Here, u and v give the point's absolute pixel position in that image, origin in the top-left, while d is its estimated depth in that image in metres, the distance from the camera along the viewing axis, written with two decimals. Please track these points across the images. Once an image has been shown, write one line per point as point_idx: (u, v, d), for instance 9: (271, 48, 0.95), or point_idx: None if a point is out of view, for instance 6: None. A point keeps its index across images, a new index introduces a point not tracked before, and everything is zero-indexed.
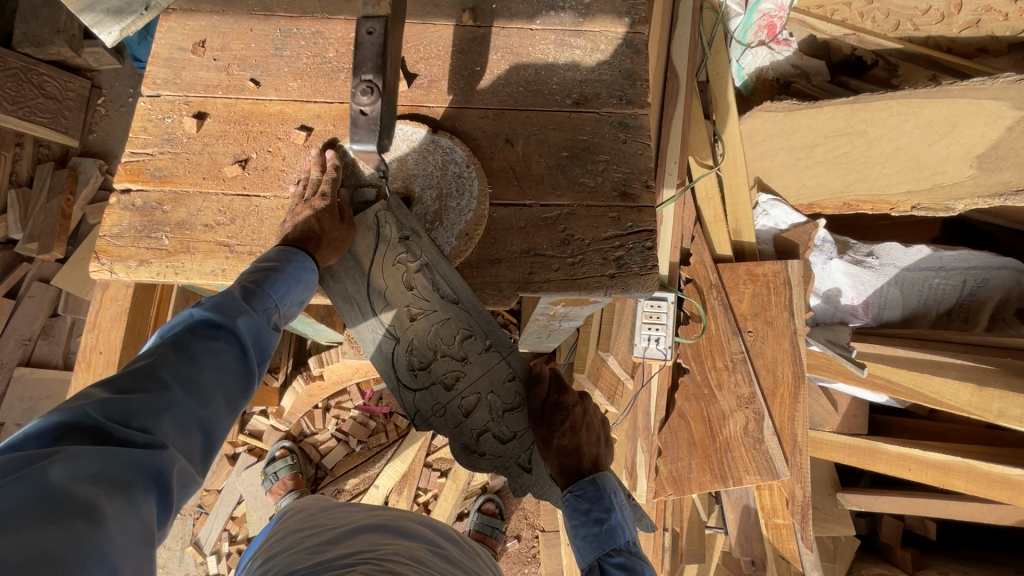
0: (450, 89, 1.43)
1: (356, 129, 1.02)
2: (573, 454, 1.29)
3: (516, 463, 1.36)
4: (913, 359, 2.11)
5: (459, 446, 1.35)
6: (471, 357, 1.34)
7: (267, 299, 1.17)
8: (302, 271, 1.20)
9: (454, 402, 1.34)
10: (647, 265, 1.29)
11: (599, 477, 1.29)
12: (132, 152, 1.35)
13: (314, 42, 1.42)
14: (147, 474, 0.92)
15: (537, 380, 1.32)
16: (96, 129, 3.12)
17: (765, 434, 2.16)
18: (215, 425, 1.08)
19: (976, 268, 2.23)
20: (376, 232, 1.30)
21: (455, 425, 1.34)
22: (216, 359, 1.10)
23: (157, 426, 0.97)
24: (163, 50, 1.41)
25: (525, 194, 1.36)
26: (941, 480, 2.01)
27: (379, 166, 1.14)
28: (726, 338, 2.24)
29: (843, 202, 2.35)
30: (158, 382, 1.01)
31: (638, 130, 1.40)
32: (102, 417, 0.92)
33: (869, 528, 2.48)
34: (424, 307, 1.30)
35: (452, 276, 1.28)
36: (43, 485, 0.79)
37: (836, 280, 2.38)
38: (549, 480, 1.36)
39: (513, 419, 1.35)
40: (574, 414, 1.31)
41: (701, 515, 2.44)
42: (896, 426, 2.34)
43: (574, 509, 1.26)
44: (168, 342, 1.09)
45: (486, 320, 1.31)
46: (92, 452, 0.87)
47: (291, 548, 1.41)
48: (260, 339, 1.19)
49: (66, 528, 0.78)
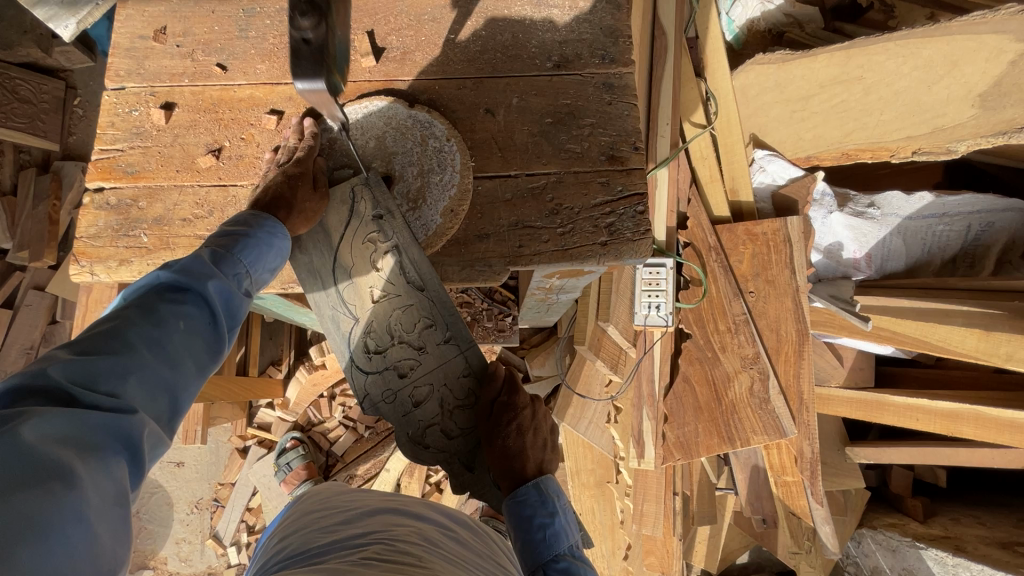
0: (426, 60, 1.37)
1: (299, 61, 0.96)
2: (516, 458, 1.21)
3: (458, 461, 1.29)
4: (918, 309, 2.08)
5: (405, 436, 1.30)
6: (429, 346, 1.29)
7: (237, 264, 1.13)
8: (272, 236, 1.17)
9: (404, 391, 1.28)
10: (639, 230, 1.25)
11: (541, 480, 1.24)
12: (102, 149, 1.30)
13: (279, 20, 1.36)
14: (117, 437, 0.90)
15: (490, 377, 1.26)
16: (75, 131, 3.05)
17: (771, 393, 2.15)
18: (186, 389, 1.05)
19: (980, 211, 2.17)
20: (350, 207, 1.27)
21: (403, 414, 1.29)
22: (184, 324, 1.05)
23: (125, 390, 0.95)
24: (123, 39, 1.35)
25: (509, 165, 1.31)
26: (949, 428, 1.99)
27: (333, 108, 1.09)
28: (727, 300, 2.21)
29: (841, 152, 2.32)
30: (126, 345, 0.98)
31: (623, 90, 1.35)
32: (66, 380, 0.90)
33: (879, 480, 2.47)
34: (388, 290, 1.26)
35: (421, 261, 1.24)
36: (16, 446, 0.78)
37: (838, 234, 2.35)
38: (491, 482, 1.28)
39: (462, 415, 1.28)
40: (523, 416, 1.24)
41: (711, 478, 2.43)
42: (903, 377, 2.32)
43: (516, 517, 1.20)
44: (133, 304, 1.04)
45: (449, 307, 1.27)
46: (61, 414, 0.85)
47: (305, 528, 1.42)
48: (232, 306, 1.14)
49: (40, 491, 0.77)
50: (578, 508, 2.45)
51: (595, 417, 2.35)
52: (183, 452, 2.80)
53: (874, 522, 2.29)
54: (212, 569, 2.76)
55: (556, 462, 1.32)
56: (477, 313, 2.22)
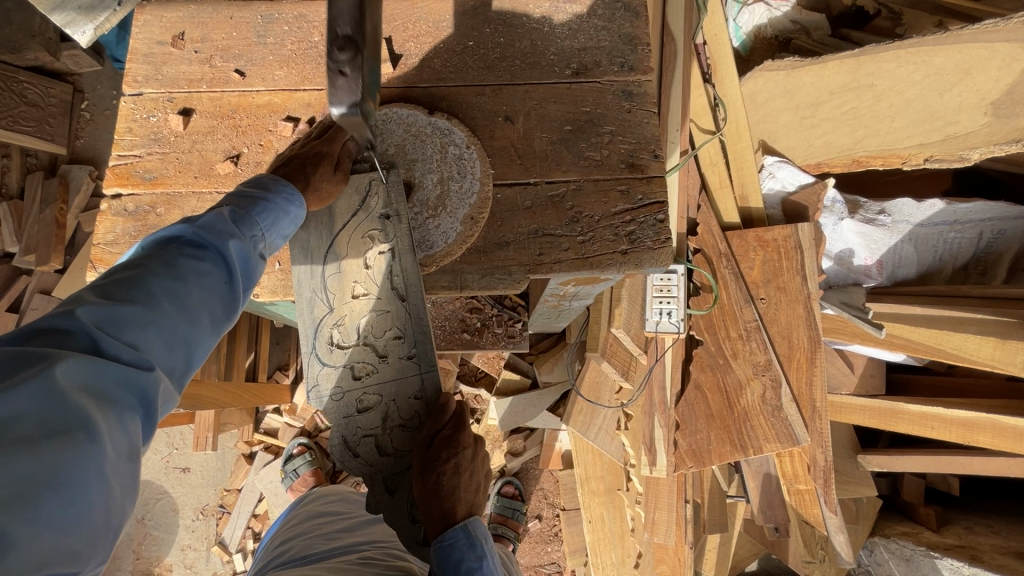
0: (444, 66, 1.36)
1: (334, 91, 0.97)
2: (445, 498, 1.20)
3: (382, 480, 1.27)
4: (930, 317, 2.07)
5: (340, 436, 1.28)
6: (391, 358, 1.27)
7: (256, 226, 1.10)
8: (291, 203, 1.14)
9: (354, 392, 1.27)
10: (660, 238, 1.25)
11: (470, 522, 1.26)
12: (120, 155, 1.30)
13: (298, 27, 1.35)
14: (135, 392, 0.91)
15: (438, 411, 1.23)
16: (83, 135, 3.05)
17: (784, 401, 2.14)
18: (205, 345, 1.04)
19: (993, 218, 2.15)
20: (362, 198, 1.26)
21: (345, 415, 1.27)
22: (204, 280, 1.03)
23: (143, 342, 0.94)
24: (141, 45, 1.35)
25: (530, 173, 1.30)
26: (966, 437, 1.98)
27: (365, 130, 1.10)
28: (739, 307, 2.20)
29: (852, 158, 2.33)
30: (146, 295, 0.96)
31: (642, 97, 1.34)
32: (92, 327, 0.90)
33: (891, 488, 2.46)
34: (369, 290, 1.26)
35: (411, 271, 1.24)
36: (46, 392, 0.80)
37: (848, 241, 2.34)
38: (408, 512, 1.26)
39: (401, 434, 1.27)
40: (461, 455, 1.23)
41: (721, 485, 2.41)
42: (915, 384, 2.31)
43: (441, 561, 1.21)
44: (153, 255, 1.02)
45: (421, 326, 1.25)
46: (87, 362, 0.86)
47: (308, 533, 1.54)
48: (249, 267, 1.10)
49: (63, 440, 0.79)
50: (587, 515, 2.45)
51: (604, 424, 2.35)
52: (189, 458, 2.78)
53: (886, 530, 2.27)
54: None
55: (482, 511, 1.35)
56: (487, 318, 2.21)
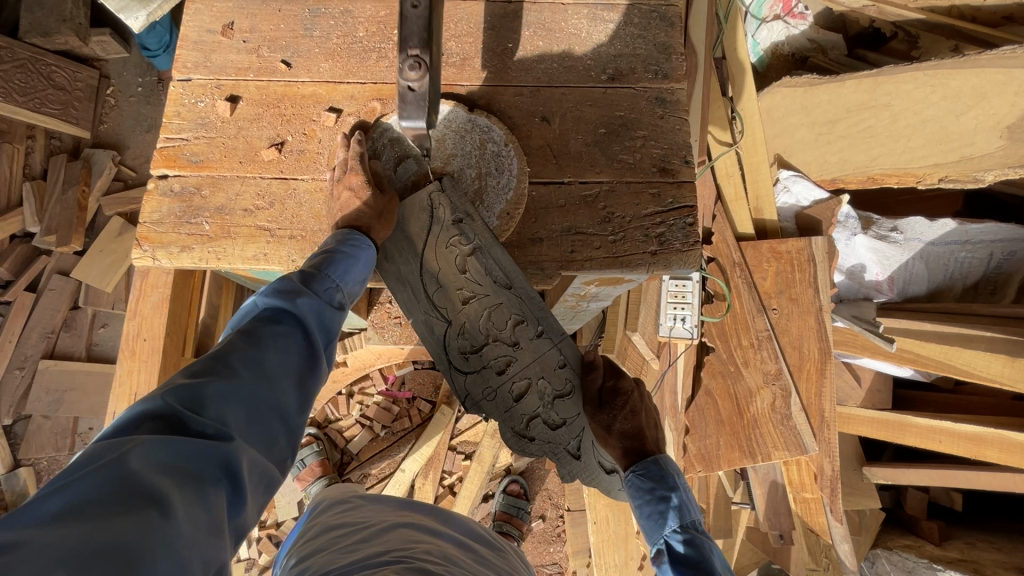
0: (484, 66, 1.40)
1: (405, 105, 1.04)
2: (628, 433, 1.31)
3: (565, 450, 1.38)
4: (940, 333, 2.11)
5: (510, 431, 1.39)
6: (523, 342, 1.35)
7: (327, 281, 1.18)
8: (359, 248, 1.21)
9: (504, 386, 1.37)
10: (688, 241, 1.28)
11: (660, 458, 1.29)
12: (167, 138, 1.33)
13: (344, 22, 1.39)
14: (217, 465, 0.92)
15: (588, 369, 1.33)
16: (107, 120, 3.09)
17: (793, 410, 2.17)
18: (281, 412, 1.07)
19: (1004, 240, 2.21)
20: (430, 214, 1.29)
21: (506, 410, 1.38)
22: (281, 343, 1.12)
23: (225, 413, 0.98)
24: (191, 32, 1.39)
25: (564, 172, 1.34)
26: (972, 451, 2.02)
27: (425, 141, 1.16)
28: (752, 316, 2.23)
29: (868, 175, 2.34)
30: (227, 368, 1.03)
31: (675, 105, 1.39)
32: (178, 404, 0.94)
33: (894, 501, 2.49)
34: (477, 290, 1.31)
35: (505, 259, 1.27)
36: (124, 471, 0.81)
37: (861, 257, 2.38)
38: (600, 462, 1.38)
39: (564, 405, 1.37)
40: (632, 398, 1.32)
41: (727, 491, 2.46)
42: (921, 400, 2.34)
43: (638, 491, 1.26)
44: (235, 333, 1.11)
45: (537, 304, 1.32)
46: (164, 439, 0.88)
47: (327, 547, 1.43)
48: (325, 321, 1.21)
49: (138, 517, 0.77)
50: (593, 516, 2.47)
51: None
52: None
53: (889, 543, 2.29)
54: None
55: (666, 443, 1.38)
56: None
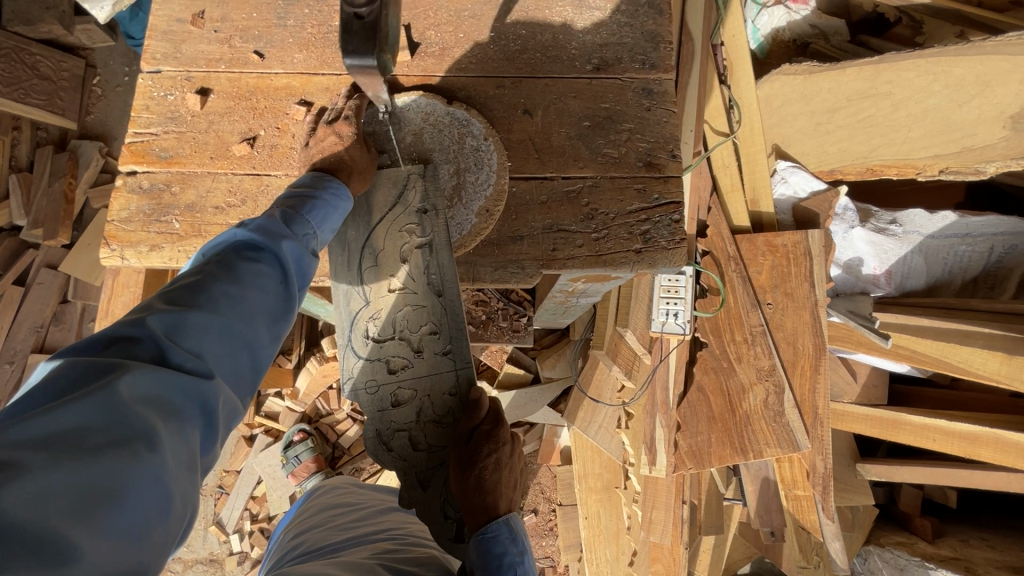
0: (464, 57, 1.35)
1: (350, 37, 0.95)
2: (487, 491, 1.18)
3: (414, 475, 1.28)
4: (937, 329, 2.07)
5: (373, 430, 1.29)
6: (426, 352, 1.28)
7: (307, 225, 1.13)
8: (337, 197, 1.18)
9: (388, 387, 1.28)
10: (674, 239, 1.24)
11: (511, 518, 1.22)
12: (136, 133, 1.29)
13: (318, 10, 1.34)
14: (197, 401, 0.89)
15: (473, 407, 1.24)
16: (94, 110, 3.03)
17: (786, 407, 2.14)
18: (262, 350, 1.03)
19: (1005, 233, 2.16)
20: (399, 192, 1.27)
21: (378, 410, 1.28)
22: (261, 281, 1.04)
23: (205, 348, 0.93)
24: (161, 22, 1.33)
25: (546, 167, 1.30)
26: (968, 450, 1.98)
27: (381, 87, 1.08)
28: (745, 310, 2.19)
29: (867, 167, 2.28)
30: (208, 299, 0.96)
31: (662, 96, 1.34)
32: (161, 332, 0.89)
33: (887, 497, 2.46)
34: (407, 285, 1.27)
35: (447, 267, 1.25)
36: (113, 402, 0.78)
37: (857, 250, 2.34)
38: (439, 509, 1.26)
39: (436, 431, 1.29)
40: (501, 451, 1.22)
41: (719, 488, 2.40)
42: (917, 396, 2.31)
43: (485, 555, 1.14)
44: (213, 260, 1.03)
45: (457, 322, 1.27)
46: (152, 371, 0.84)
47: (321, 525, 1.52)
48: (304, 266, 1.12)
49: (126, 451, 0.76)
50: (583, 512, 2.46)
51: (605, 423, 2.37)
52: None
53: (882, 539, 2.27)
54: (214, 556, 2.74)
55: (518, 509, 1.31)
56: (493, 312, 2.21)
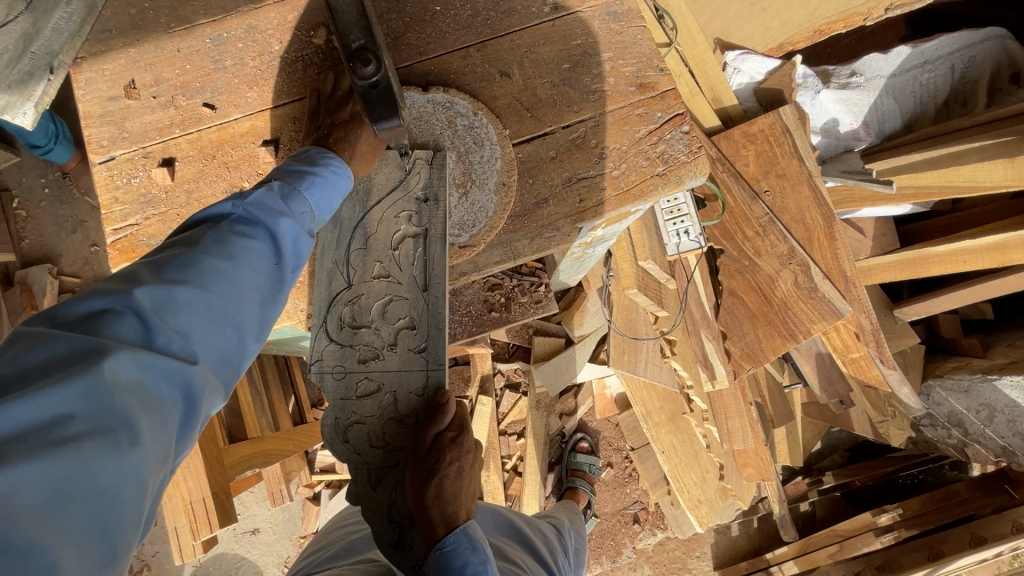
0: (419, 40, 1.26)
1: (373, 108, 0.99)
2: (445, 501, 1.12)
3: (366, 473, 1.19)
4: (930, 159, 2.09)
5: (331, 416, 1.20)
6: (400, 347, 1.20)
7: (304, 203, 1.05)
8: (337, 176, 1.10)
9: (356, 375, 1.20)
10: (692, 150, 1.22)
11: (470, 526, 1.16)
12: (115, 229, 1.20)
13: (253, 40, 1.24)
14: (181, 386, 0.83)
15: (440, 412, 1.16)
16: (27, 233, 2.83)
17: (817, 280, 2.13)
18: (248, 333, 0.95)
19: (960, 49, 2.23)
20: (402, 175, 1.20)
21: (341, 397, 1.19)
22: (252, 259, 0.96)
23: (192, 329, 0.86)
24: (93, 106, 1.21)
25: (543, 123, 1.25)
26: (1002, 260, 2.02)
27: (404, 135, 1.13)
28: (747, 206, 2.15)
29: (814, 29, 2.34)
30: (197, 276, 0.89)
31: (629, 14, 1.29)
32: (147, 309, 0.82)
33: (928, 332, 2.56)
34: (387, 272, 1.21)
35: (436, 259, 1.19)
36: (97, 388, 0.72)
37: (830, 111, 2.34)
38: (391, 508, 1.17)
39: (395, 430, 1.19)
40: (463, 457, 1.15)
41: (777, 378, 2.49)
42: (924, 230, 2.39)
43: (442, 568, 1.08)
44: (202, 234, 0.95)
45: (437, 321, 1.19)
46: (139, 354, 0.78)
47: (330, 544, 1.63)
48: (299, 248, 1.04)
49: (106, 441, 0.70)
50: (659, 446, 2.48)
51: (650, 357, 2.35)
52: (256, 518, 2.67)
53: (938, 371, 2.36)
54: None
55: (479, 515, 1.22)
56: (509, 291, 2.00)
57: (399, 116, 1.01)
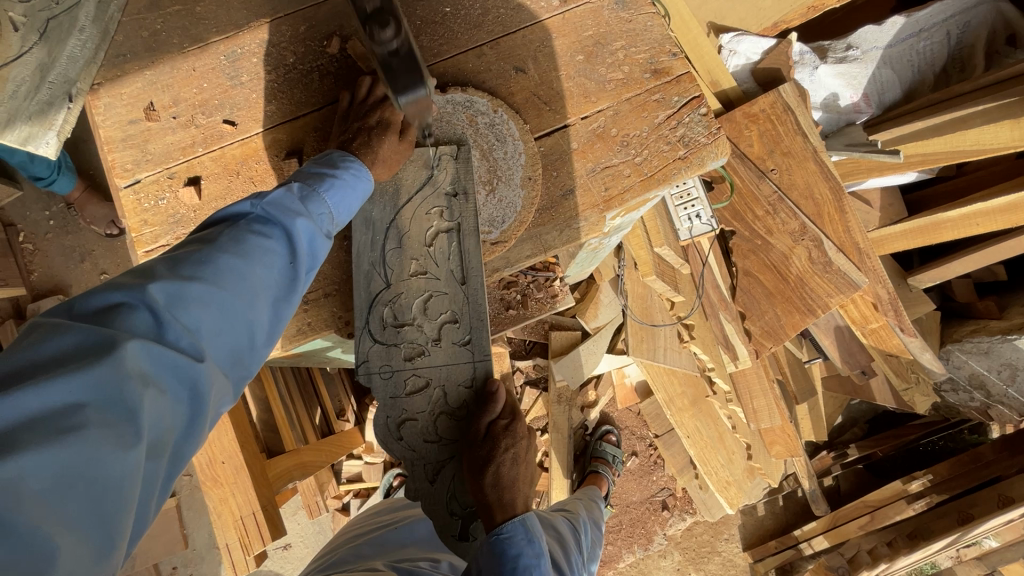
0: (432, 43, 1.27)
1: (396, 77, 1.00)
2: (504, 490, 1.17)
3: (423, 467, 1.20)
4: (934, 126, 2.11)
5: (382, 416, 1.21)
6: (445, 341, 1.21)
7: (323, 203, 1.04)
8: (357, 178, 1.08)
9: (404, 372, 1.20)
10: (711, 132, 1.24)
11: (527, 516, 1.22)
12: (147, 251, 1.20)
13: (268, 54, 1.24)
14: (189, 382, 0.82)
15: (490, 401, 1.18)
16: (35, 266, 2.82)
17: (831, 255, 2.14)
18: (260, 331, 0.94)
19: (954, 14, 2.26)
20: (428, 173, 1.21)
21: (391, 396, 1.20)
22: (267, 257, 0.95)
23: (205, 325, 0.86)
24: (113, 130, 1.21)
25: (563, 115, 1.25)
26: (1013, 220, 2.03)
27: (427, 113, 1.14)
28: (755, 185, 2.16)
29: (806, 6, 2.41)
30: (212, 272, 0.88)
31: (638, 3, 1.30)
32: (160, 304, 0.82)
33: (942, 298, 2.57)
34: (425, 268, 1.21)
35: (471, 251, 1.20)
36: (103, 380, 0.72)
37: (830, 86, 2.35)
38: (448, 501, 1.20)
39: (447, 423, 1.21)
40: (517, 445, 1.20)
41: (796, 355, 2.53)
42: (932, 197, 2.40)
43: (498, 553, 1.17)
44: (219, 232, 0.95)
45: (480, 313, 1.21)
46: (148, 349, 0.77)
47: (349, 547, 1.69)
48: (315, 248, 1.03)
49: (109, 433, 0.70)
50: (684, 431, 2.48)
51: (668, 343, 2.35)
52: (287, 534, 2.67)
53: (956, 336, 2.38)
54: None
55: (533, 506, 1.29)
56: (525, 288, 2.01)
57: (423, 84, 1.03)
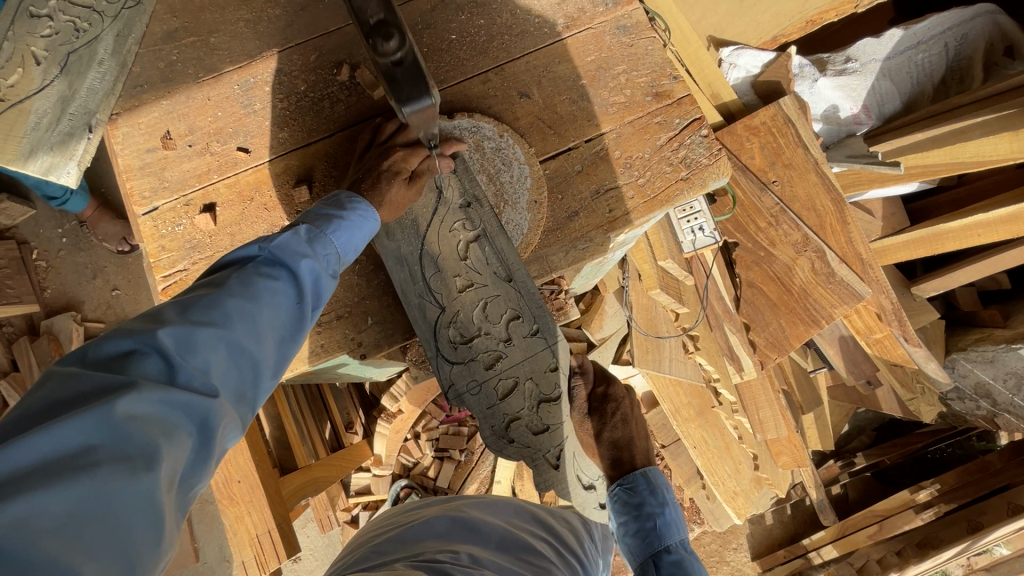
0: (438, 69, 1.31)
1: (401, 88, 0.97)
2: None
3: (543, 458, 1.32)
4: (934, 138, 2.14)
5: (490, 428, 1.31)
6: (517, 338, 1.28)
7: (329, 244, 1.07)
8: (364, 219, 1.11)
9: (490, 381, 1.29)
10: (713, 152, 1.26)
11: (648, 471, 1.39)
12: (165, 276, 1.24)
13: (280, 83, 1.28)
14: (199, 419, 0.84)
15: None
16: (48, 283, 2.87)
17: (834, 266, 2.17)
18: (268, 368, 0.96)
19: (950, 28, 2.29)
20: (437, 194, 1.25)
21: (490, 407, 1.30)
22: (273, 298, 0.98)
23: (214, 365, 0.88)
24: (131, 159, 1.25)
25: (567, 139, 1.29)
26: (1013, 229, 2.04)
27: (433, 125, 1.10)
28: (757, 198, 2.18)
29: (806, 20, 2.45)
30: (221, 315, 0.91)
31: (639, 27, 1.33)
32: (171, 347, 0.85)
33: (947, 306, 2.58)
34: (473, 280, 1.26)
35: (508, 252, 1.24)
36: (113, 421, 0.74)
37: (829, 99, 2.38)
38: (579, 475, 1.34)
39: (549, 409, 1.30)
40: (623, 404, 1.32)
41: (801, 364, 2.53)
42: (934, 206, 2.42)
43: (626, 501, 1.34)
44: (228, 275, 0.98)
45: (536, 301, 1.26)
46: (158, 390, 0.80)
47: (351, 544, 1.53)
48: (320, 287, 1.06)
49: (121, 472, 0.72)
50: (690, 442, 2.47)
51: (674, 354, 2.34)
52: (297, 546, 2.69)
53: (960, 344, 2.38)
54: None
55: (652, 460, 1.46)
56: None
57: (429, 91, 0.99)
